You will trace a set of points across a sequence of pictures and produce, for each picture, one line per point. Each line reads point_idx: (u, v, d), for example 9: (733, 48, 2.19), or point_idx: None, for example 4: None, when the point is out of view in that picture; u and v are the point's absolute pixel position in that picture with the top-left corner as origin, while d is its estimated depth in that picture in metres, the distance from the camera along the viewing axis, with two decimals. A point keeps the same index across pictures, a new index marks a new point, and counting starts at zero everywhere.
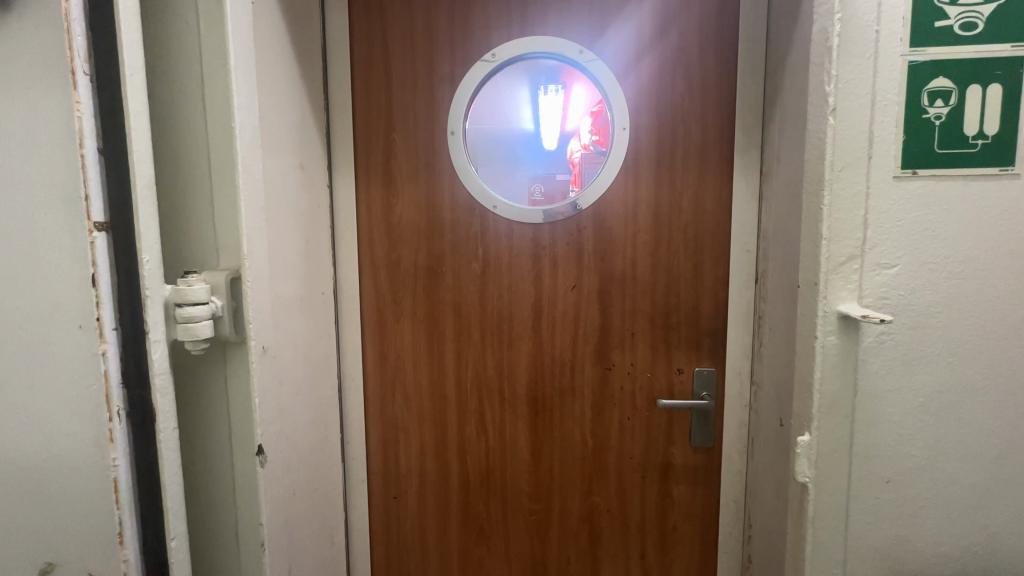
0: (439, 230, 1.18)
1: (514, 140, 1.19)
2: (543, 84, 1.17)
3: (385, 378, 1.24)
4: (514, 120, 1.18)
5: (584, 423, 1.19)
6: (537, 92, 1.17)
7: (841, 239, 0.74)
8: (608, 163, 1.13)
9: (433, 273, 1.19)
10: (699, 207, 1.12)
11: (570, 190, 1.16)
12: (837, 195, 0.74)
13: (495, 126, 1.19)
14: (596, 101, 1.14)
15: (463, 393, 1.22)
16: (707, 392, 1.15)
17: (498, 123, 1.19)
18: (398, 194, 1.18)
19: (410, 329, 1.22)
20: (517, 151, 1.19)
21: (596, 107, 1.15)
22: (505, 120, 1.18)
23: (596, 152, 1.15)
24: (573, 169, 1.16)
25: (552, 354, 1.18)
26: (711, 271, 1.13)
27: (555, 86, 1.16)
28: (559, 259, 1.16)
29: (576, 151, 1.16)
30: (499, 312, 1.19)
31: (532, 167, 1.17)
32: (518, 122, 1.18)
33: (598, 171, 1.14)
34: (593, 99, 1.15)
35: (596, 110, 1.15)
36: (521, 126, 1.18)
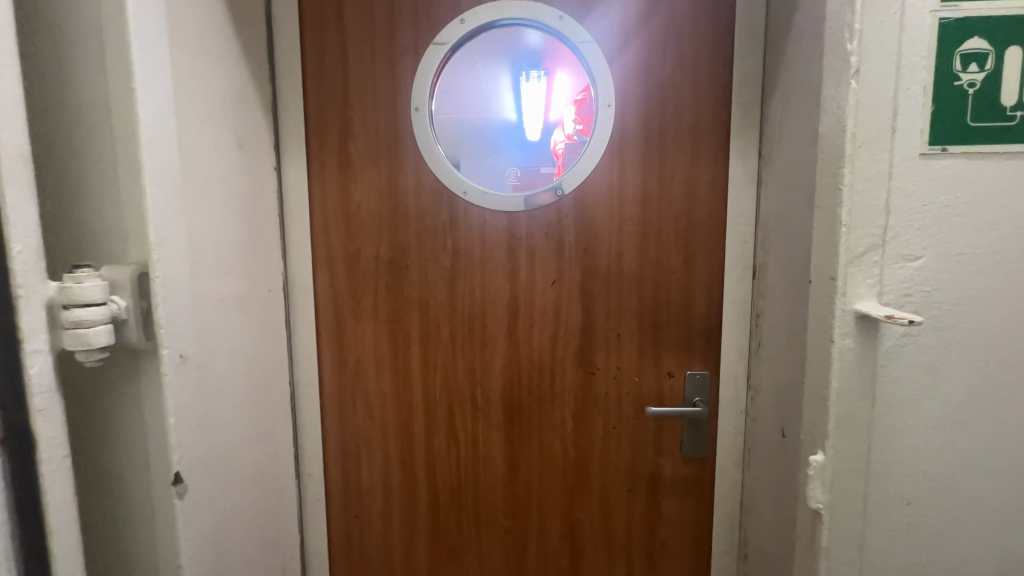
0: (402, 219, 1.05)
1: (492, 130, 1.06)
2: (525, 69, 1.04)
3: (344, 385, 1.11)
4: (490, 107, 1.06)
5: (564, 433, 1.08)
6: (517, 76, 1.04)
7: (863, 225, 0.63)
8: (587, 154, 1.01)
9: (396, 268, 1.06)
10: (692, 193, 1.01)
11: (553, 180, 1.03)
12: (860, 174, 0.62)
13: (470, 116, 1.06)
14: (580, 86, 1.02)
15: (432, 402, 1.09)
16: (700, 397, 1.05)
17: (473, 112, 1.06)
18: (356, 180, 1.05)
19: (371, 329, 1.09)
20: (494, 142, 1.06)
21: (579, 95, 1.02)
22: (479, 106, 1.06)
23: (578, 142, 1.03)
24: (555, 161, 1.04)
25: (530, 358, 1.06)
26: (704, 266, 1.02)
27: (538, 71, 1.03)
28: (538, 254, 1.04)
29: (558, 142, 1.03)
30: (470, 311, 1.07)
31: (510, 159, 1.05)
32: (493, 109, 1.06)
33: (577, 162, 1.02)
34: (577, 85, 1.02)
35: (579, 98, 1.02)
36: (497, 114, 1.06)
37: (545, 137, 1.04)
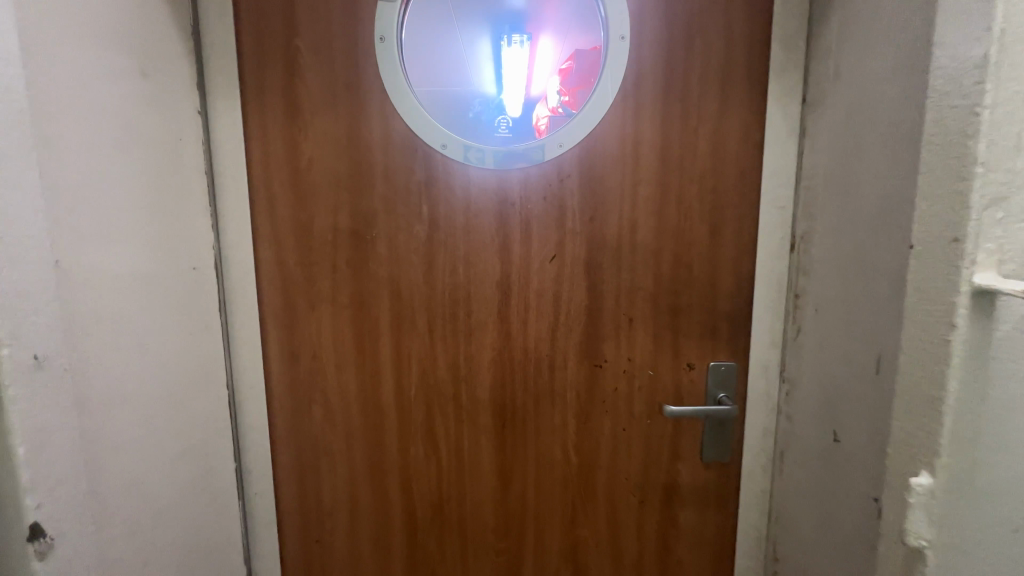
0: (366, 180, 0.85)
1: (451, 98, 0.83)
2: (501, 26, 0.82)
3: (298, 385, 0.90)
4: (459, 74, 0.83)
5: (565, 438, 0.91)
6: (495, 36, 0.82)
7: (1012, 161, 0.44)
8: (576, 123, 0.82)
9: (359, 240, 0.86)
10: (721, 148, 0.83)
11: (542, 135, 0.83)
12: (1013, 89, 0.43)
13: (425, 77, 0.83)
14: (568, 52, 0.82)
15: (407, 406, 0.90)
16: (725, 393, 0.88)
17: (429, 73, 0.83)
18: (307, 130, 0.84)
19: (330, 316, 0.88)
20: (452, 112, 0.83)
21: (563, 64, 0.82)
22: (446, 71, 0.83)
23: (561, 115, 0.83)
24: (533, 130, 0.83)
25: (525, 349, 0.88)
26: (733, 237, 0.85)
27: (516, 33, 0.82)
28: (534, 225, 0.85)
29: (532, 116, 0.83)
30: (452, 294, 0.87)
31: (473, 132, 0.83)
32: (464, 77, 0.83)
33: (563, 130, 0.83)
34: (562, 52, 0.82)
35: (564, 68, 0.82)
36: (467, 83, 0.83)
37: (522, 117, 0.83)
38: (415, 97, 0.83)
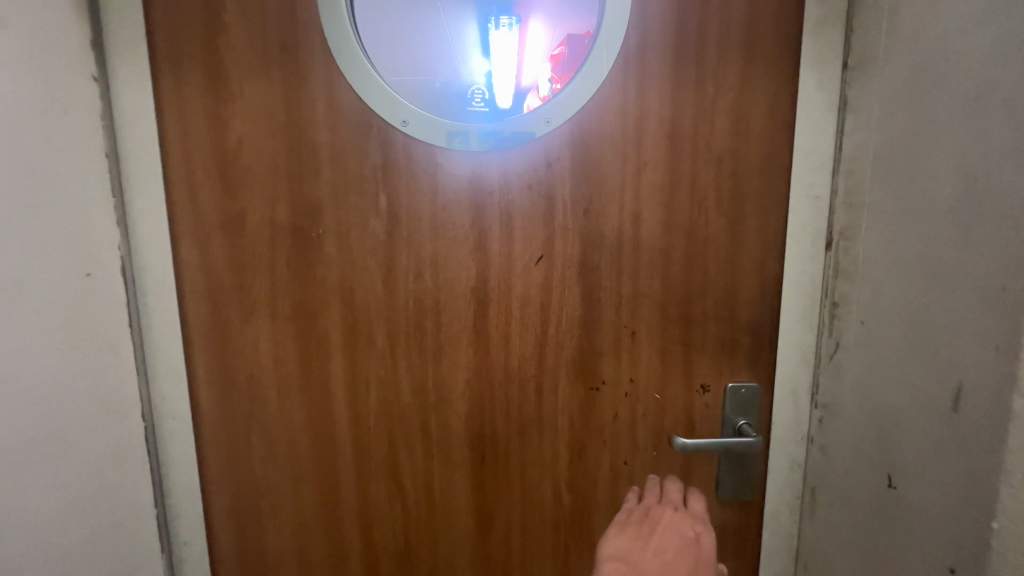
0: (310, 164, 0.69)
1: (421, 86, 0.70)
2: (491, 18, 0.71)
3: (233, 413, 0.75)
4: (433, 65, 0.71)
5: (555, 474, 0.76)
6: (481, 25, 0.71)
7: None
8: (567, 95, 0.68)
9: (304, 238, 0.71)
10: (743, 126, 0.68)
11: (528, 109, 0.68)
12: None
13: (391, 58, 0.70)
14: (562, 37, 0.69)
15: (366, 437, 0.75)
16: (746, 420, 0.74)
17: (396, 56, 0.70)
18: (236, 103, 0.68)
19: (269, 331, 0.73)
20: (421, 98, 0.69)
21: (555, 50, 0.69)
22: (416, 51, 0.70)
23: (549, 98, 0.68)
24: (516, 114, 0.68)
25: (507, 368, 0.73)
26: (757, 233, 0.70)
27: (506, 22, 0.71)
28: (516, 219, 0.70)
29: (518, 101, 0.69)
30: (419, 302, 0.72)
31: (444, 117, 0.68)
32: (439, 64, 0.71)
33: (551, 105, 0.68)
34: (555, 38, 0.70)
35: (556, 54, 0.69)
36: (443, 71, 0.71)
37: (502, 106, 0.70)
38: (372, 66, 0.67)
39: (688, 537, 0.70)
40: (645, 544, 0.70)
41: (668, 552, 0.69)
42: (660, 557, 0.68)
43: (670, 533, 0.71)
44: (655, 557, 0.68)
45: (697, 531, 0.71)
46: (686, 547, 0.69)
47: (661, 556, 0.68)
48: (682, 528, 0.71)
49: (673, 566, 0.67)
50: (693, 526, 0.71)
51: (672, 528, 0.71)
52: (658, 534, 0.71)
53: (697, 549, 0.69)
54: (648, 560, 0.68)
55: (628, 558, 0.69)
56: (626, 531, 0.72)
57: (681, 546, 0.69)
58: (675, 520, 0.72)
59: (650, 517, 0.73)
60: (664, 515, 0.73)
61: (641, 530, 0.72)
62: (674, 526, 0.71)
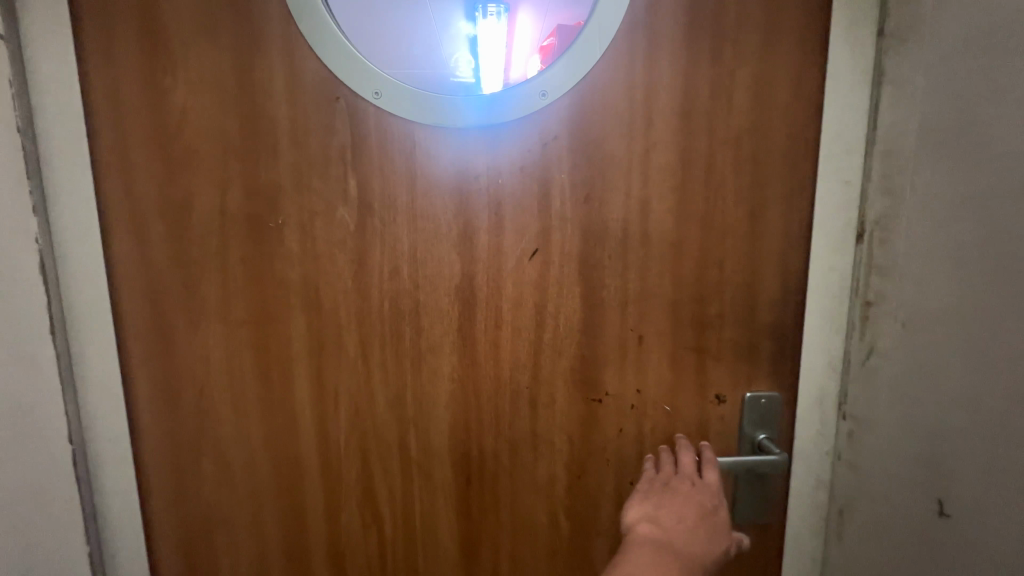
0: (267, 142, 0.59)
1: (391, 66, 0.60)
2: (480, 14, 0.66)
3: (180, 433, 0.65)
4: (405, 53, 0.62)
5: (552, 497, 0.67)
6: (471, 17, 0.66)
7: None
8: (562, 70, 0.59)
9: (260, 230, 0.61)
10: (765, 102, 0.60)
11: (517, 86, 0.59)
12: None
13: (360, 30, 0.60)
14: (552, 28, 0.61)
15: (336, 459, 0.65)
16: (767, 434, 0.66)
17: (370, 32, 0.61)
18: (179, 70, 0.58)
19: (220, 337, 0.63)
20: (391, 75, 0.59)
21: (544, 41, 0.61)
22: (388, 29, 0.62)
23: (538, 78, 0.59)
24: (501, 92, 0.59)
25: (497, 378, 0.64)
26: (779, 223, 0.62)
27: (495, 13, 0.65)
28: (508, 207, 0.61)
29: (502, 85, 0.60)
30: (395, 303, 0.62)
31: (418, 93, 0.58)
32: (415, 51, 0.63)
33: (542, 83, 0.59)
34: (545, 29, 0.61)
35: (546, 45, 0.61)
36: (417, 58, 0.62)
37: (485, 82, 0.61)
38: (339, 28, 0.58)
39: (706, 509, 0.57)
40: (669, 510, 0.57)
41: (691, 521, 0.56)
42: (683, 525, 0.55)
43: (692, 504, 0.57)
44: (679, 526, 0.55)
45: (716, 505, 0.58)
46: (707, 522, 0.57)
47: (682, 525, 0.55)
48: (700, 499, 0.58)
49: (692, 538, 0.55)
50: (713, 499, 0.59)
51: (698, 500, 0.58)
52: (674, 503, 0.58)
53: (715, 522, 0.57)
54: (673, 527, 0.55)
55: (651, 521, 0.56)
56: (648, 496, 0.59)
57: (701, 518, 0.56)
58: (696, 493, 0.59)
59: (669, 487, 0.60)
60: (682, 484, 0.60)
61: (663, 497, 0.58)
62: (694, 497, 0.58)
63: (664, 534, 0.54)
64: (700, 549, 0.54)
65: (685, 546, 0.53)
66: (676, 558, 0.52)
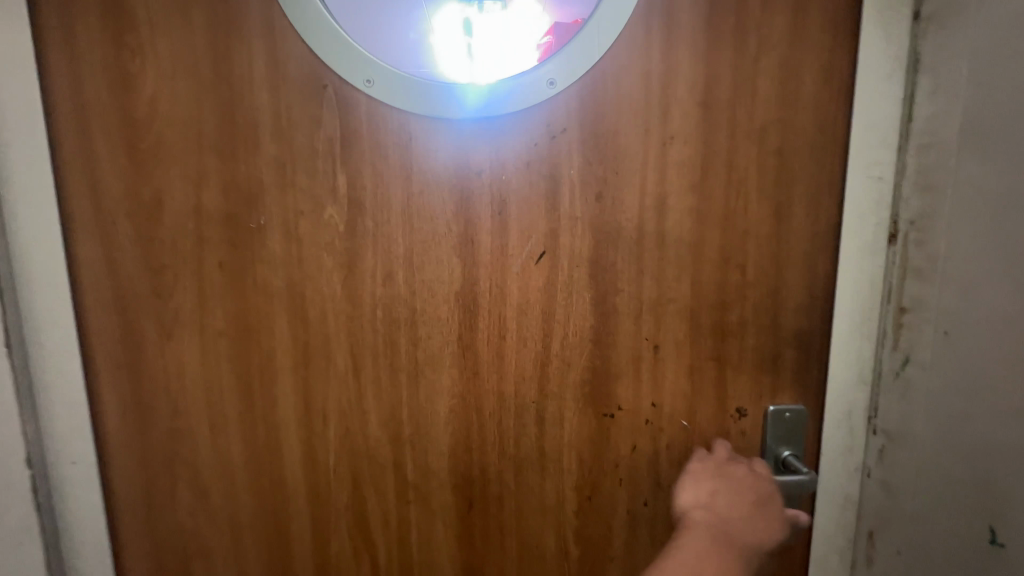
0: (247, 135, 0.54)
1: (375, 53, 0.53)
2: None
3: (152, 454, 0.59)
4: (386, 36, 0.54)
5: (561, 520, 0.62)
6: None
7: None
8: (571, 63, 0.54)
9: (240, 232, 0.55)
10: (791, 92, 0.55)
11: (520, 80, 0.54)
12: None
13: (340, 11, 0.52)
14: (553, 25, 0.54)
15: (324, 482, 0.60)
16: (792, 451, 0.61)
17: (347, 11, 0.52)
18: (148, 55, 0.52)
19: (197, 349, 0.57)
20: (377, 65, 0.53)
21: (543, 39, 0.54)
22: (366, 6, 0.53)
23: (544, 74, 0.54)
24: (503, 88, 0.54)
25: (500, 392, 0.59)
26: (805, 223, 0.58)
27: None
28: (512, 207, 0.56)
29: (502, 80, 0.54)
30: (389, 312, 0.57)
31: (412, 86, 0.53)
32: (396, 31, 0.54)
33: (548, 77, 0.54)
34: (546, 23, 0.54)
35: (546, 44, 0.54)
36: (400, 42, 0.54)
37: (484, 68, 0.54)
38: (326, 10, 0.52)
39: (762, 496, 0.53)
40: (723, 498, 0.52)
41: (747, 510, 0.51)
42: (739, 512, 0.51)
43: (747, 491, 0.53)
44: (735, 513, 0.51)
45: (771, 491, 0.54)
46: (763, 510, 0.52)
47: (738, 512, 0.51)
48: (756, 487, 0.53)
49: (749, 527, 0.50)
50: (768, 485, 0.54)
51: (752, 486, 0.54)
52: (729, 490, 0.53)
53: (770, 510, 0.52)
54: (729, 515, 0.51)
55: (704, 508, 0.52)
56: (701, 482, 0.55)
57: (756, 505, 0.52)
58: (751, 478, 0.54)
59: (723, 473, 0.55)
60: (738, 470, 0.55)
61: (716, 486, 0.54)
62: (750, 482, 0.54)
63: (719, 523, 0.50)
64: (756, 536, 0.50)
65: (740, 535, 0.49)
66: (732, 547, 0.47)
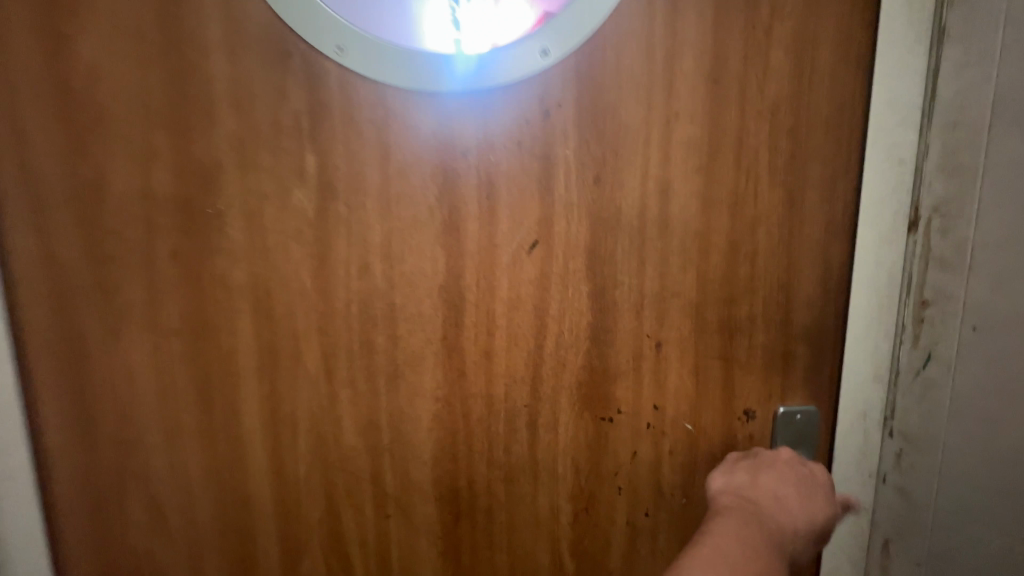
0: (202, 107, 0.47)
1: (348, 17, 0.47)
2: None
3: (99, 466, 0.53)
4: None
5: (555, 533, 0.57)
6: None
7: None
8: (568, 32, 0.48)
9: (194, 218, 0.49)
10: (806, 66, 0.51)
11: (512, 47, 0.48)
12: None
13: None
14: None
15: (294, 496, 0.54)
16: (803, 455, 0.57)
17: None
18: (86, 15, 0.46)
19: (148, 349, 0.51)
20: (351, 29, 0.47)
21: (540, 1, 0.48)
22: None
23: (539, 42, 0.48)
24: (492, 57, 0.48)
25: (489, 395, 0.54)
26: (819, 210, 0.53)
27: None
28: (502, 190, 0.50)
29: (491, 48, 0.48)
30: (365, 308, 0.51)
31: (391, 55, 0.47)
32: None
33: (543, 46, 0.48)
34: None
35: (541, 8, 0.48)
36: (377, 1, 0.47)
37: (473, 31, 0.48)
38: None
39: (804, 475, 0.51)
40: (757, 479, 0.50)
41: (783, 492, 0.49)
42: (771, 493, 0.49)
43: (788, 471, 0.51)
44: (773, 495, 0.49)
45: (812, 472, 0.51)
46: (804, 488, 0.50)
47: (773, 491, 0.49)
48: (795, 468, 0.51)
49: (784, 507, 0.48)
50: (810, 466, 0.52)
51: (793, 466, 0.51)
52: (766, 472, 0.51)
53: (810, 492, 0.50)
54: (766, 498, 0.48)
55: (737, 492, 0.49)
56: (734, 466, 0.53)
57: (799, 485, 0.50)
58: (793, 459, 0.52)
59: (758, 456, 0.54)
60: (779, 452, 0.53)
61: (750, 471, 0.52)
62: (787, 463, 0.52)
63: (750, 502, 0.48)
64: (791, 519, 0.47)
65: (772, 514, 0.46)
66: (762, 526, 0.45)
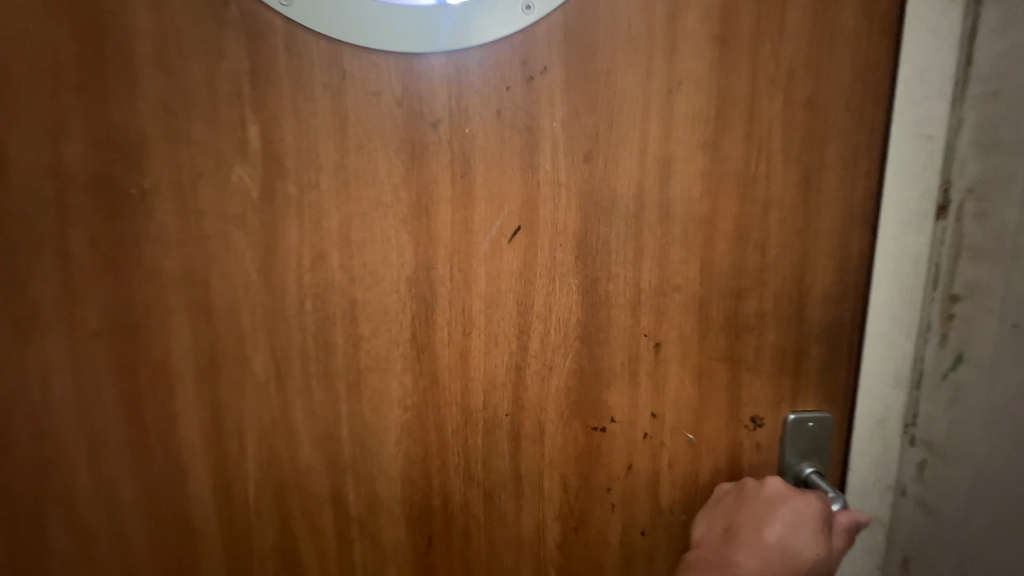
0: (121, 68, 0.40)
1: None
2: None
3: (12, 487, 0.46)
4: None
5: (540, 555, 0.51)
6: None
7: None
8: None
9: (115, 200, 0.42)
10: (825, 28, 0.44)
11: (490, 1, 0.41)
12: None
13: None
14: None
15: (243, 520, 0.48)
16: (815, 467, 0.51)
17: None
18: None
19: (64, 353, 0.44)
20: None
21: None
22: None
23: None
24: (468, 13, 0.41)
25: (466, 403, 0.47)
26: (837, 193, 0.47)
27: None
28: (478, 168, 0.44)
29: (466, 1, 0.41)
30: (320, 305, 0.44)
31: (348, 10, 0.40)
32: None
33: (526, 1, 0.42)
34: None
35: None
36: None
37: None
38: None
39: (789, 512, 0.45)
40: (742, 516, 0.47)
41: (762, 534, 0.44)
42: (750, 534, 0.45)
43: (768, 510, 0.46)
44: (755, 537, 0.45)
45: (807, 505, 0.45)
46: (787, 530, 0.44)
47: (753, 533, 0.45)
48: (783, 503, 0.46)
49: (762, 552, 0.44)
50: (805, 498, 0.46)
51: (778, 505, 0.46)
52: (751, 508, 0.47)
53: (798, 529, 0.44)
54: (746, 540, 0.45)
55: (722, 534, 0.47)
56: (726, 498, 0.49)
57: (787, 522, 0.44)
58: (778, 492, 0.47)
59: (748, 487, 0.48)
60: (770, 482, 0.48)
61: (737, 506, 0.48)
62: (774, 498, 0.46)
63: (727, 549, 0.45)
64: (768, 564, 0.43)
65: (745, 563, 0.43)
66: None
